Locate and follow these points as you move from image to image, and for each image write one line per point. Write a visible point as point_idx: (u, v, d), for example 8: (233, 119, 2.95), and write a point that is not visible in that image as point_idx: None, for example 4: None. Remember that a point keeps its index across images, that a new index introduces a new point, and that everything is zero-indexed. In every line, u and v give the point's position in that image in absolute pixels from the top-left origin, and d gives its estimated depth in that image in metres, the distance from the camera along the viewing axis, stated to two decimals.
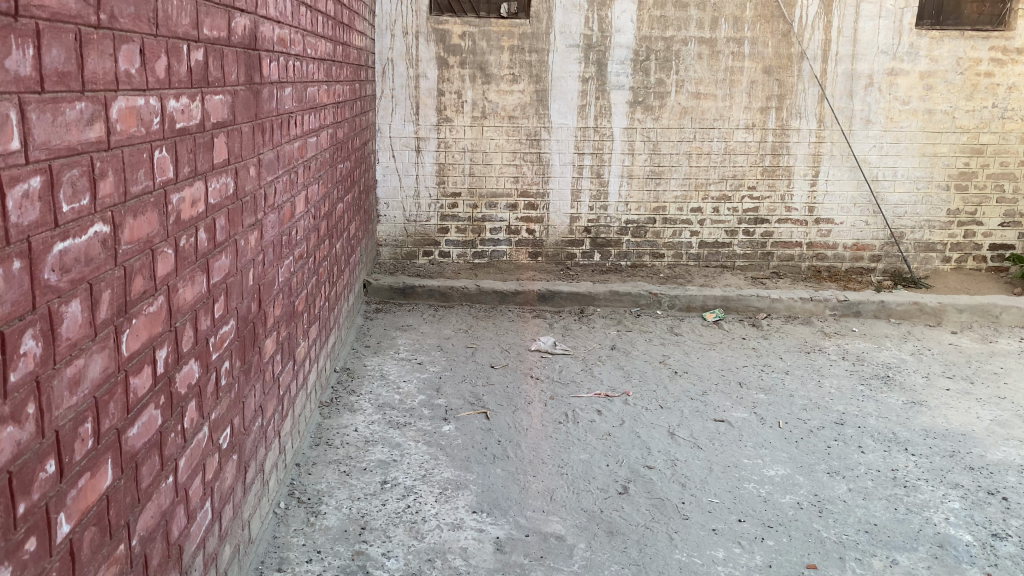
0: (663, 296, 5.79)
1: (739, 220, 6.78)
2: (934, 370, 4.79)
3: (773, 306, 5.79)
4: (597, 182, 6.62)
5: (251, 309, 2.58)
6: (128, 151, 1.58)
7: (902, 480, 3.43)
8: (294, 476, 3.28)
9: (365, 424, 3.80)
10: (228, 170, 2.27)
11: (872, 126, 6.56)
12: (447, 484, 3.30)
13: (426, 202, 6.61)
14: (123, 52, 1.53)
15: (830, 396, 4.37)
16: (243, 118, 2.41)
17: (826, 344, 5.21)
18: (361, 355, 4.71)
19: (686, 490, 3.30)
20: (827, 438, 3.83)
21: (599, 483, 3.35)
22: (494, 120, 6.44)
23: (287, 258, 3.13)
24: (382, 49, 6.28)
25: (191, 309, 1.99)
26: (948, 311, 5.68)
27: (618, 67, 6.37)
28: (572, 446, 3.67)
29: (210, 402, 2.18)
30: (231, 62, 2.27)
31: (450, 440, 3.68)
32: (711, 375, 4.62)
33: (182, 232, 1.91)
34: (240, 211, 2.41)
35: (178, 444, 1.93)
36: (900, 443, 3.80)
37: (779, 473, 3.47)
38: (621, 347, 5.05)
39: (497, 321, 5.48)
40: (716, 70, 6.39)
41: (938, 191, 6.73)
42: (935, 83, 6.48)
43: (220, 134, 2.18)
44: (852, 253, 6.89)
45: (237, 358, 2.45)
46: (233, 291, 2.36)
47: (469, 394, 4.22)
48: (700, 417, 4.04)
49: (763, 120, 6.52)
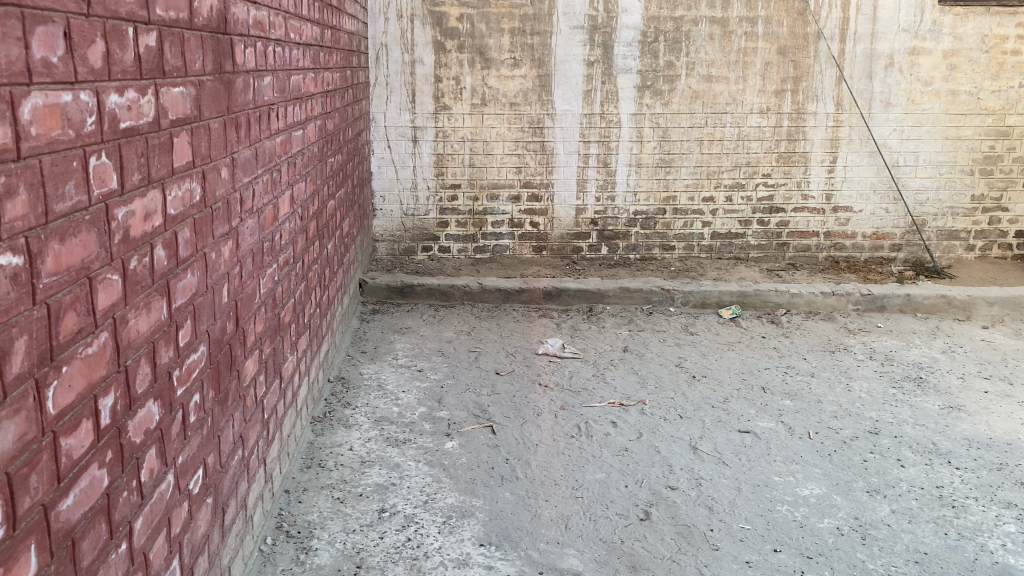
0: (676, 292, 5.48)
1: (754, 209, 6.46)
2: (969, 371, 4.48)
3: (792, 301, 5.48)
4: (604, 171, 6.29)
5: (225, 329, 2.27)
6: (50, 161, 1.26)
7: (949, 500, 3.13)
8: (282, 505, 2.98)
9: (361, 442, 3.50)
10: (193, 174, 1.96)
11: (892, 109, 6.23)
12: (451, 512, 3.00)
13: (424, 195, 6.29)
14: (40, 36, 1.22)
15: (861, 401, 4.06)
16: (211, 113, 2.09)
17: (852, 343, 4.90)
18: (357, 363, 4.40)
19: (714, 515, 3.01)
20: (863, 451, 3.53)
21: (618, 507, 3.05)
22: (494, 107, 6.10)
23: (270, 267, 2.82)
24: (376, 33, 5.94)
25: (147, 341, 1.69)
26: (978, 304, 5.37)
27: (625, 50, 6.03)
28: (587, 464, 3.37)
29: (176, 445, 1.88)
30: (194, 47, 1.94)
31: (453, 459, 3.38)
32: (732, 380, 4.31)
33: (133, 253, 1.60)
34: (210, 219, 2.09)
35: (132, 504, 1.62)
36: (942, 455, 3.49)
37: (814, 493, 3.18)
38: (634, 349, 4.75)
39: (501, 322, 5.18)
40: (728, 51, 6.06)
41: (962, 176, 6.40)
42: (959, 63, 6.15)
43: (181, 131, 1.86)
44: (872, 243, 6.58)
45: (210, 388, 2.14)
46: (201, 312, 2.05)
47: (473, 405, 3.91)
48: (724, 428, 3.73)
49: (778, 103, 6.18)
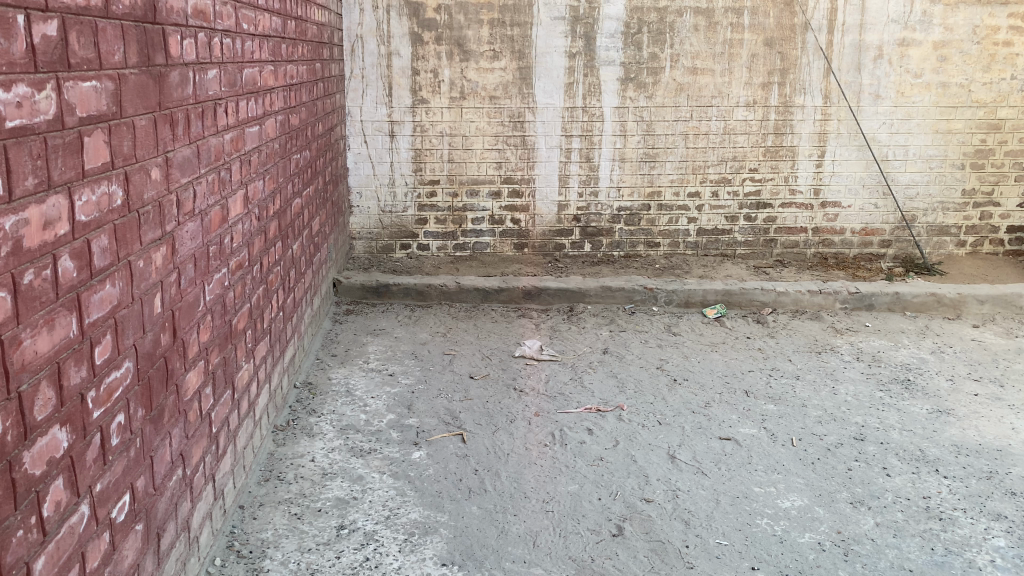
0: (659, 291, 5.34)
1: (740, 205, 6.31)
2: (959, 372, 4.35)
3: (779, 300, 5.34)
4: (587, 166, 6.14)
5: (158, 341, 2.11)
6: None
7: (936, 512, 2.99)
8: (235, 523, 2.83)
9: (323, 452, 3.35)
10: (113, 176, 1.80)
11: (881, 102, 6.09)
12: (413, 528, 2.85)
13: (402, 191, 6.12)
14: None
15: (846, 405, 3.92)
16: (137, 108, 1.93)
17: (839, 343, 4.76)
18: (326, 367, 4.25)
19: (690, 530, 2.87)
20: (847, 459, 3.39)
21: (590, 522, 2.90)
22: (474, 100, 5.94)
23: (218, 272, 2.66)
24: (350, 25, 5.77)
25: (50, 362, 1.53)
26: (968, 302, 5.23)
27: (608, 41, 5.87)
28: (560, 475, 3.23)
29: (92, 472, 1.72)
30: (112, 38, 1.78)
31: (420, 471, 3.23)
32: (714, 383, 4.16)
33: (28, 265, 1.44)
34: (136, 225, 1.93)
35: (29, 543, 1.46)
36: (930, 463, 3.36)
37: (795, 505, 3.04)
38: (615, 351, 4.60)
39: (478, 323, 5.02)
40: (713, 43, 5.90)
41: (953, 170, 6.27)
42: (950, 54, 6.00)
43: (95, 130, 1.70)
44: (861, 238, 6.44)
45: (139, 407, 1.99)
46: (126, 325, 1.89)
47: (444, 412, 3.76)
48: (703, 435, 3.59)
49: (765, 96, 6.03)
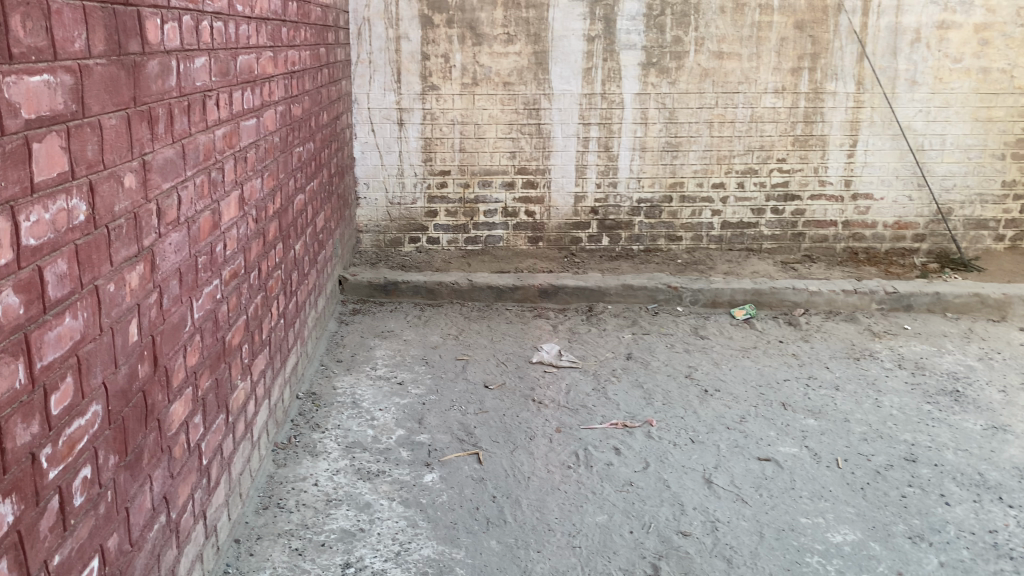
0: (684, 290, 5.03)
1: (767, 197, 5.99)
2: (1011, 383, 4.03)
3: (811, 300, 5.03)
4: (606, 156, 5.82)
5: (135, 372, 1.83)
6: None
7: (1005, 550, 2.70)
8: (230, 560, 2.56)
9: (328, 475, 3.07)
10: (74, 187, 1.51)
11: (917, 88, 5.74)
12: (427, 567, 2.57)
13: (411, 182, 5.82)
14: None
15: (893, 420, 3.62)
16: (105, 105, 1.64)
17: (878, 349, 4.45)
18: (331, 375, 3.96)
19: (733, 570, 2.58)
20: (900, 484, 3.10)
21: (622, 561, 2.62)
22: (486, 86, 5.62)
23: (208, 284, 2.37)
24: (357, 7, 5.45)
25: None
26: (1014, 303, 4.91)
27: (629, 24, 5.53)
28: (586, 503, 2.94)
29: (49, 542, 1.44)
30: (71, 21, 1.48)
31: (433, 497, 2.95)
32: (748, 394, 3.87)
33: None
34: (105, 243, 1.64)
35: None
36: (991, 490, 3.06)
37: (848, 539, 2.75)
38: (639, 357, 4.30)
39: (493, 324, 4.73)
40: (741, 26, 5.57)
41: (993, 161, 5.92)
42: (991, 38, 5.64)
43: (49, 135, 1.41)
44: (893, 233, 6.10)
45: (111, 453, 1.71)
46: (93, 362, 1.61)
47: (458, 427, 3.48)
48: (741, 455, 3.30)
49: (794, 82, 5.70)
